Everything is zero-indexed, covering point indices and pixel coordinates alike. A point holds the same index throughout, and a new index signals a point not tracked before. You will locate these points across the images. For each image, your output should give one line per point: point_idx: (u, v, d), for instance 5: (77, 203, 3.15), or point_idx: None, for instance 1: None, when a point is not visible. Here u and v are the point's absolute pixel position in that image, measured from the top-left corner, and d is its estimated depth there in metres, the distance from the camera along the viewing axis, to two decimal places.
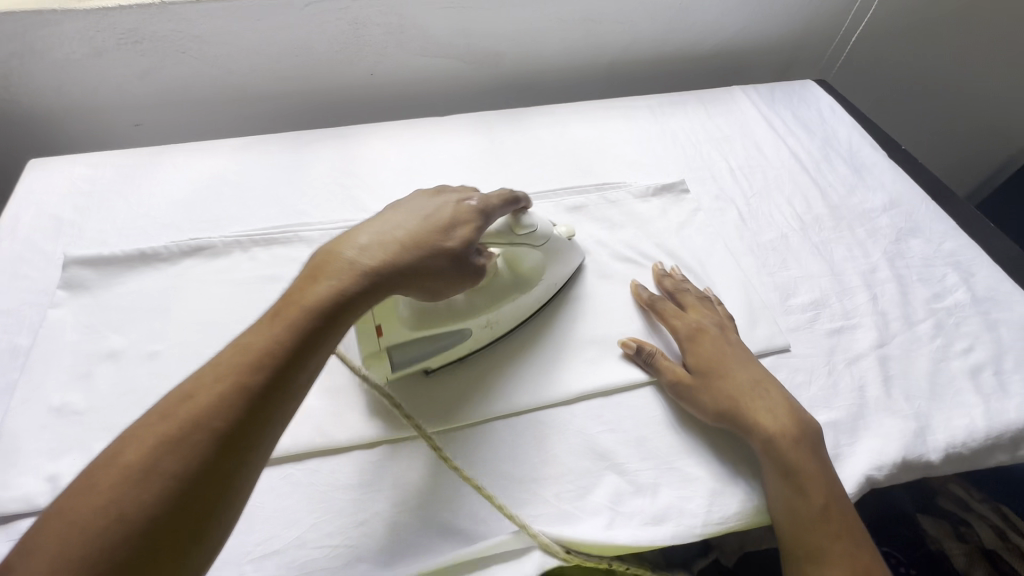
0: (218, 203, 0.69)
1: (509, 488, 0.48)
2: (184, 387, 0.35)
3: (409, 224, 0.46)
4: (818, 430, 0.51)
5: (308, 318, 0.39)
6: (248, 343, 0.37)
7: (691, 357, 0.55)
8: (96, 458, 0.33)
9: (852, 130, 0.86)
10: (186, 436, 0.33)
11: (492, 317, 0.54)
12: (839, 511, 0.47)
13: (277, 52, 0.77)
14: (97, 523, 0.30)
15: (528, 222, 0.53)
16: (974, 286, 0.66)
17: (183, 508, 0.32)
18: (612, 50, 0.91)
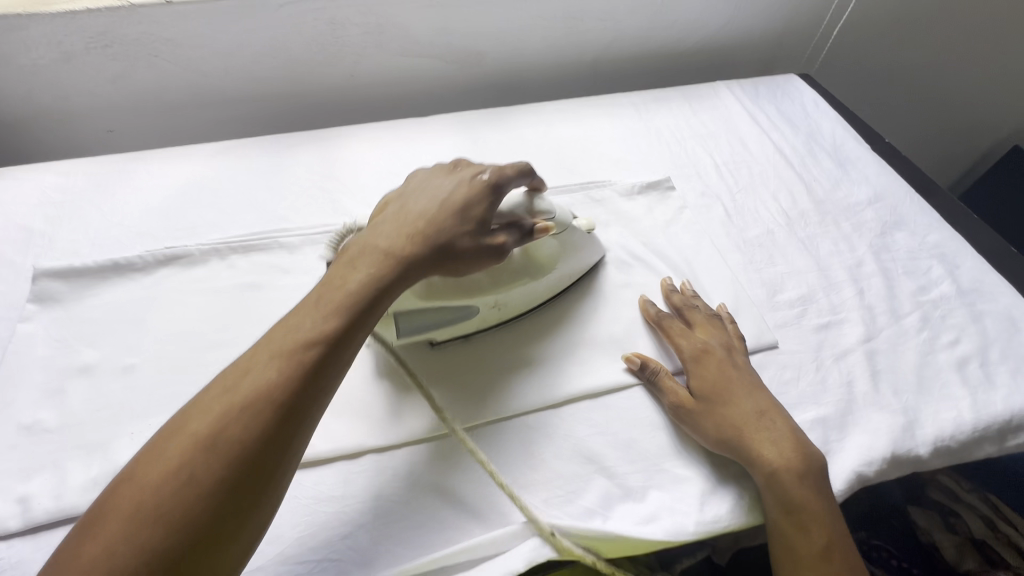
0: (195, 210, 0.67)
1: (496, 496, 0.48)
2: (239, 364, 0.38)
3: (430, 209, 0.49)
4: (824, 462, 0.49)
5: (349, 299, 0.42)
6: (296, 324, 0.40)
7: (698, 377, 0.53)
8: (161, 430, 0.36)
9: (835, 124, 0.86)
10: (249, 407, 0.36)
11: (502, 300, 0.54)
12: (840, 551, 0.45)
13: (253, 54, 0.76)
14: (170, 484, 0.33)
15: (545, 206, 0.55)
16: (959, 278, 0.66)
17: (249, 470, 0.35)
18: (595, 48, 0.90)
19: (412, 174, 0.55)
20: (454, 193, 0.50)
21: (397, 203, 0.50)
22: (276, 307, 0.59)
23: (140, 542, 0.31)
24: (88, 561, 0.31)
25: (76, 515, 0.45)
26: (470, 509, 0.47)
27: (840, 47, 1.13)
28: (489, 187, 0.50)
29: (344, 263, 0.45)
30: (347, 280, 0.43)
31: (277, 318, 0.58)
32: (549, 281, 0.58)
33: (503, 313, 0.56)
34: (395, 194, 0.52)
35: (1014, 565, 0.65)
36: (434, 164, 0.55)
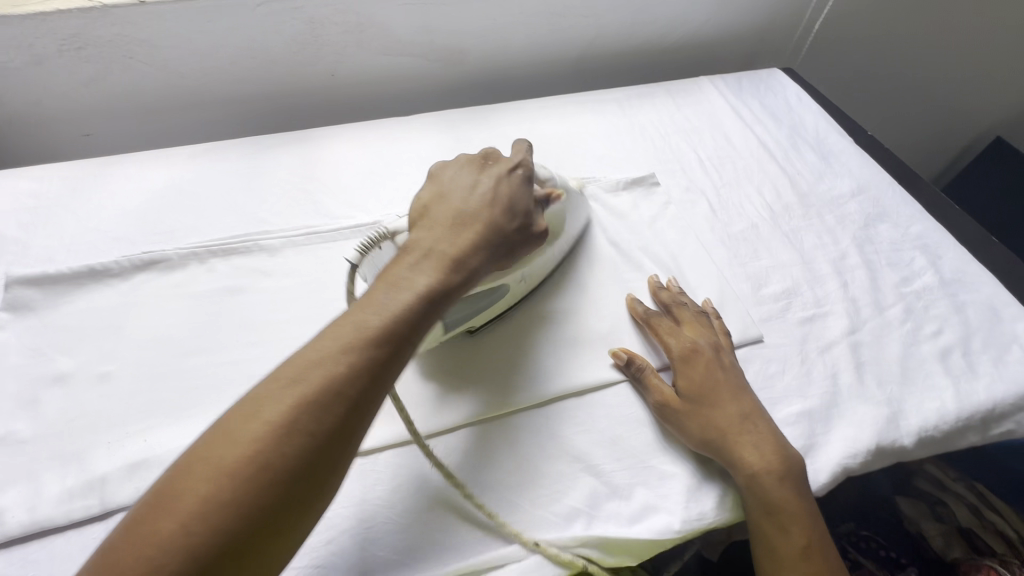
0: (173, 214, 0.66)
1: (482, 498, 0.47)
2: (307, 352, 0.38)
3: (480, 207, 0.50)
4: (803, 463, 0.49)
5: (416, 296, 0.42)
6: (364, 318, 0.40)
7: (685, 377, 0.53)
8: (230, 411, 0.36)
9: (818, 117, 0.86)
10: (324, 399, 0.36)
11: (528, 273, 0.56)
12: (820, 552, 0.46)
13: (231, 54, 0.75)
14: (245, 470, 0.33)
15: (546, 173, 0.59)
16: (942, 268, 0.67)
17: (319, 461, 0.35)
18: (579, 44, 0.90)
19: (444, 167, 0.55)
20: (501, 192, 0.51)
21: (443, 198, 0.51)
22: (257, 311, 0.58)
23: (215, 524, 0.32)
24: (166, 537, 0.31)
25: (52, 528, 0.44)
26: (454, 512, 0.46)
27: (823, 41, 1.14)
28: (523, 183, 0.53)
29: (404, 258, 0.45)
30: (411, 277, 0.44)
31: (258, 322, 0.57)
32: (558, 249, 0.60)
33: (526, 286, 0.58)
34: (436, 186, 0.52)
35: (999, 554, 0.64)
36: (466, 156, 0.56)
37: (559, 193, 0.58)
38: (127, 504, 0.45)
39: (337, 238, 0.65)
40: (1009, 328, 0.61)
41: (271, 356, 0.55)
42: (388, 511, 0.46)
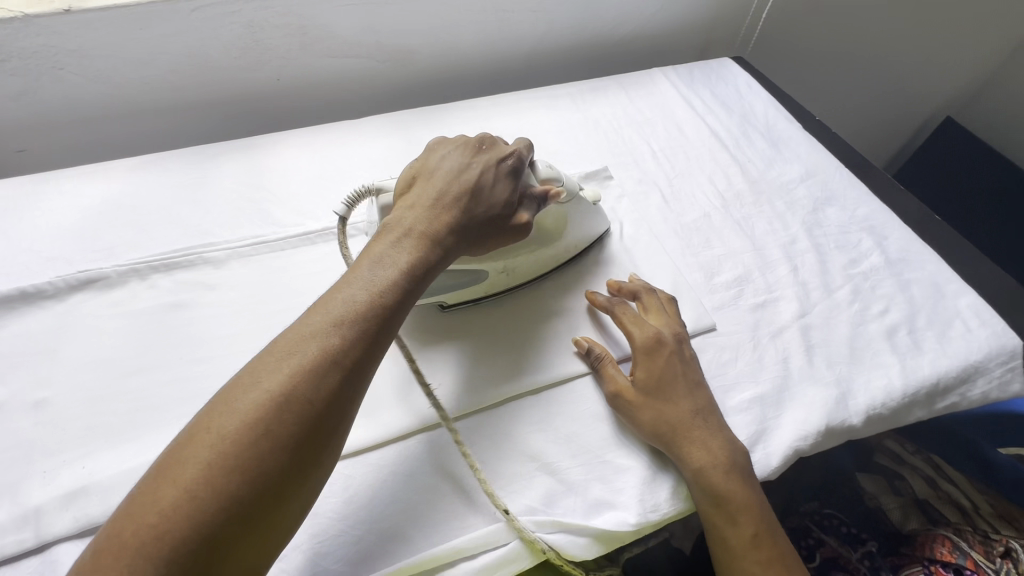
0: (113, 230, 0.64)
1: (437, 503, 0.47)
2: (299, 326, 0.40)
3: (460, 184, 0.51)
4: (747, 454, 0.50)
5: (404, 273, 0.44)
6: (354, 294, 0.42)
7: (642, 368, 0.52)
8: (229, 383, 0.37)
9: (768, 105, 0.87)
10: (321, 368, 0.38)
11: (511, 266, 0.58)
12: (769, 540, 0.47)
13: (169, 62, 0.72)
14: (250, 435, 0.34)
15: (553, 173, 0.58)
16: (887, 249, 0.68)
17: (316, 428, 0.37)
18: (530, 41, 0.89)
19: (438, 145, 0.56)
20: (482, 171, 0.53)
21: (425, 178, 0.52)
22: (201, 326, 0.56)
23: (220, 489, 0.33)
24: (172, 500, 0.32)
25: None
26: (408, 518, 0.45)
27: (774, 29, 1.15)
28: (513, 173, 0.54)
29: (388, 237, 0.47)
30: (396, 254, 0.45)
31: (204, 337, 0.56)
32: (553, 251, 0.61)
33: (511, 280, 0.60)
34: (420, 168, 0.53)
35: (953, 523, 0.67)
36: (460, 138, 0.56)
37: (560, 192, 0.57)
38: (65, 535, 0.44)
39: (284, 246, 0.63)
40: (952, 304, 0.63)
41: (217, 373, 0.53)
42: (341, 521, 0.45)
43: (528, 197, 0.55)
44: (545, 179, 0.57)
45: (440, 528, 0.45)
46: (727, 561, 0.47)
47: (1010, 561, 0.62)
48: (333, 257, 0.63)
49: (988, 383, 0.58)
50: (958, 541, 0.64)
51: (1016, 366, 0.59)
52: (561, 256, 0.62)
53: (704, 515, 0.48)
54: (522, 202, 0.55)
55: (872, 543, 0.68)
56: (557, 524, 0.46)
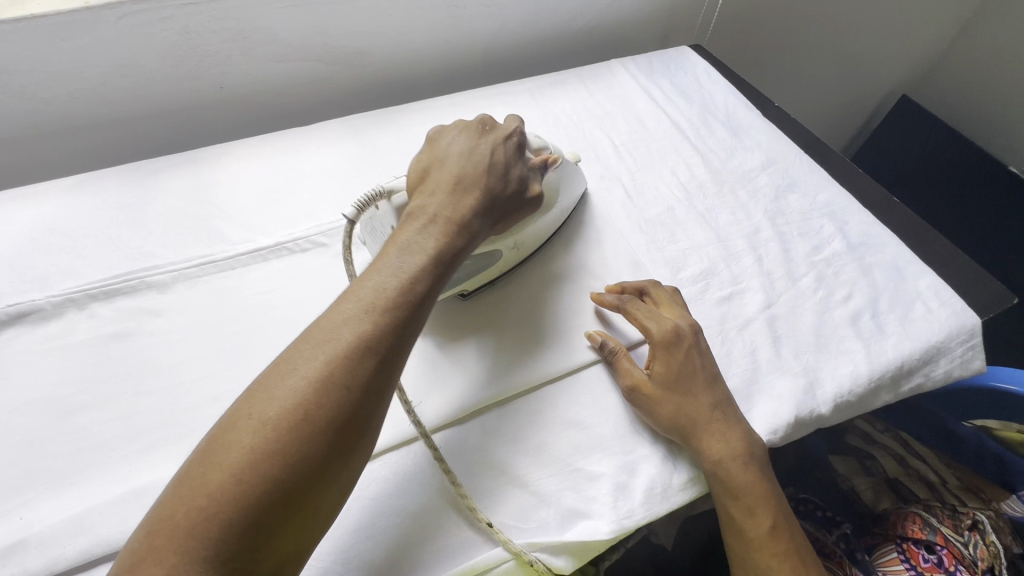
0: (46, 257, 0.60)
1: (403, 527, 0.45)
2: (333, 313, 0.38)
3: (478, 167, 0.50)
4: (765, 446, 0.51)
5: (431, 255, 0.43)
6: (385, 278, 0.40)
7: (660, 363, 0.52)
8: (265, 371, 0.36)
9: (727, 92, 0.86)
10: (358, 354, 0.36)
11: (519, 241, 0.58)
12: (784, 528, 0.48)
13: (99, 73, 0.68)
14: (290, 422, 0.33)
15: (541, 141, 0.59)
16: (849, 233, 0.69)
17: (356, 413, 0.35)
18: (485, 36, 0.87)
19: (441, 132, 0.55)
20: (495, 154, 0.52)
21: (440, 162, 0.51)
22: (146, 356, 0.53)
23: (263, 475, 0.32)
24: (216, 487, 0.31)
25: None
26: (377, 545, 0.44)
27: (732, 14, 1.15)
28: (517, 150, 0.55)
29: (413, 222, 0.45)
30: (422, 238, 0.44)
31: (148, 369, 0.52)
32: (552, 217, 0.61)
33: (519, 255, 0.60)
34: (431, 154, 0.52)
35: (923, 499, 0.68)
36: (461, 122, 0.55)
37: (557, 159, 0.59)
38: None
39: (234, 265, 0.60)
40: (912, 286, 0.64)
41: (164, 406, 0.50)
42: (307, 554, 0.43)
43: (532, 171, 0.56)
44: (537, 149, 0.58)
45: (410, 553, 0.44)
46: (743, 553, 0.48)
47: (977, 534, 0.64)
48: (287, 274, 0.60)
49: (950, 362, 0.59)
50: (928, 517, 0.65)
51: (977, 344, 0.60)
52: (559, 218, 0.63)
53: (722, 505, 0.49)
54: (530, 178, 0.55)
55: (846, 525, 0.68)
56: (532, 544, 0.45)
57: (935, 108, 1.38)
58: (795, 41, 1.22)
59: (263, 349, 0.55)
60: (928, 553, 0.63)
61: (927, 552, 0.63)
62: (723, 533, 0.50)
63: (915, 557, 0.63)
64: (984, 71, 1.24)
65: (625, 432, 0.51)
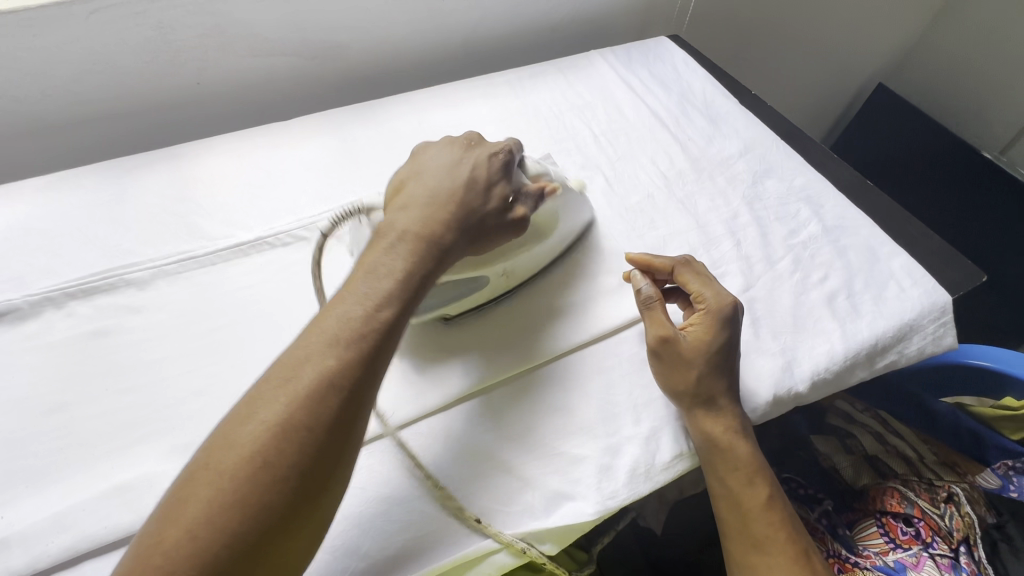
0: (23, 257, 0.59)
1: (390, 513, 0.45)
2: (298, 350, 0.38)
3: (455, 181, 0.49)
4: (747, 419, 0.52)
5: (400, 283, 0.42)
6: (350, 311, 0.40)
7: (699, 328, 0.52)
8: (227, 417, 0.36)
9: (705, 81, 0.87)
10: (319, 395, 0.36)
11: (510, 268, 0.55)
12: (778, 498, 0.50)
13: (72, 71, 0.67)
14: (247, 471, 0.33)
15: (539, 167, 0.58)
16: (824, 217, 0.70)
17: (320, 456, 0.35)
18: (464, 29, 0.87)
19: (426, 148, 0.55)
20: (477, 168, 0.51)
21: (419, 176, 0.51)
22: (126, 353, 0.53)
23: (218, 529, 0.32)
24: (171, 544, 0.31)
25: None
26: (364, 533, 0.44)
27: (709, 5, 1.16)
28: (504, 167, 0.52)
29: (382, 241, 0.45)
30: (393, 263, 0.43)
31: (130, 365, 0.52)
32: (547, 247, 0.59)
33: (509, 282, 0.58)
34: (412, 168, 0.52)
35: (901, 474, 0.70)
36: (447, 139, 0.55)
37: (555, 186, 0.56)
38: None
39: (215, 261, 0.60)
40: (885, 266, 0.65)
41: (145, 402, 0.50)
42: None
43: (524, 193, 0.54)
44: (534, 176, 0.57)
45: (400, 538, 0.45)
46: (739, 524, 0.49)
47: (952, 505, 0.66)
48: (269, 268, 0.60)
49: (923, 339, 0.61)
50: (906, 492, 0.67)
51: (948, 320, 0.61)
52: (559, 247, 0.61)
53: (718, 477, 0.50)
54: (517, 200, 0.53)
55: (827, 501, 0.71)
56: (522, 533, 0.46)
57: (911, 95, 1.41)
58: (773, 31, 1.23)
59: (246, 343, 0.55)
60: (906, 526, 0.65)
61: (905, 525, 0.65)
62: (715, 507, 0.51)
63: (894, 529, 0.65)
64: (957, 58, 1.27)
65: (608, 415, 0.52)
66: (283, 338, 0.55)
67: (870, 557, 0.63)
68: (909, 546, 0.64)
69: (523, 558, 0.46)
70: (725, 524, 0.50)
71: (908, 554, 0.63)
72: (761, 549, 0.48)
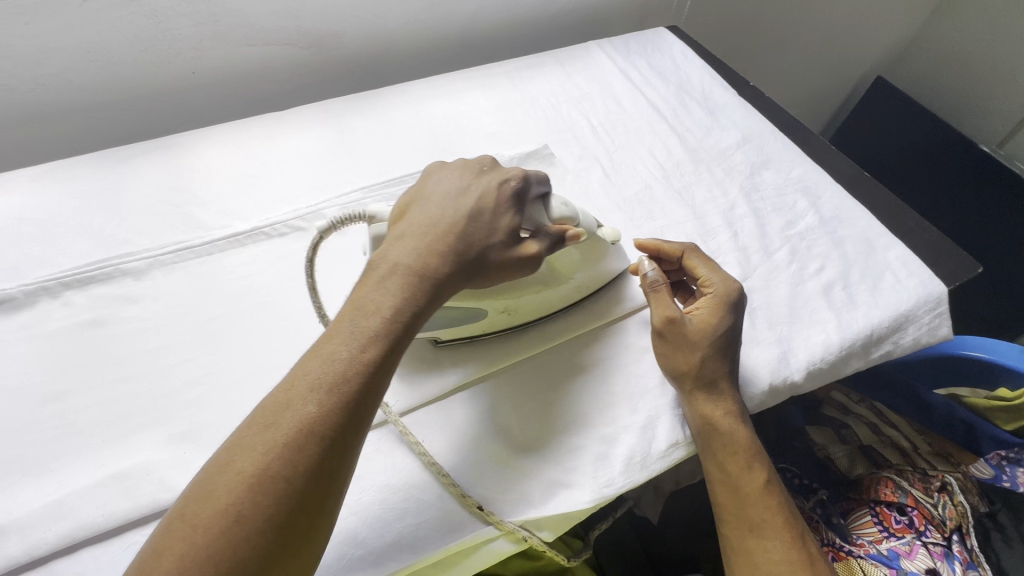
0: (16, 247, 0.59)
1: (387, 501, 0.45)
2: (279, 393, 0.37)
3: (459, 209, 0.47)
4: (744, 404, 0.53)
5: (386, 320, 0.40)
6: (332, 353, 0.38)
7: (705, 311, 0.52)
8: (208, 462, 0.35)
9: (703, 72, 0.87)
10: (297, 445, 0.35)
11: (512, 305, 0.53)
12: (776, 483, 0.50)
13: (64, 59, 0.66)
14: (222, 524, 0.32)
15: (567, 211, 0.52)
16: (822, 208, 0.70)
17: (297, 505, 0.34)
18: (462, 17, 0.86)
19: (438, 168, 0.52)
20: (483, 195, 0.48)
21: (422, 201, 0.48)
22: (123, 342, 0.53)
23: None
24: None
25: None
26: (361, 522, 0.44)
27: None
28: (515, 198, 0.49)
29: (372, 275, 0.43)
30: (382, 298, 0.41)
31: (127, 354, 0.52)
32: (563, 289, 0.55)
33: (511, 321, 0.55)
34: (417, 191, 0.50)
35: (896, 464, 0.71)
36: (459, 160, 0.53)
37: (579, 233, 0.52)
38: None
39: (212, 250, 0.60)
40: (882, 257, 0.65)
41: (142, 391, 0.50)
42: None
43: (539, 231, 0.50)
44: (558, 219, 0.51)
45: (395, 526, 0.45)
46: (736, 508, 0.49)
47: (945, 495, 0.67)
48: (266, 258, 0.60)
49: (918, 329, 0.61)
50: (900, 481, 0.68)
51: (943, 311, 0.61)
52: (581, 288, 0.57)
53: (717, 462, 0.50)
54: (531, 238, 0.50)
55: (822, 491, 0.71)
56: (522, 520, 0.46)
57: (908, 88, 1.41)
58: (771, 23, 1.23)
59: (242, 332, 0.55)
60: (900, 515, 0.66)
61: (899, 514, 0.66)
62: (713, 492, 0.51)
63: (887, 518, 0.66)
64: (956, 50, 1.26)
65: (606, 403, 0.52)
66: (280, 328, 0.55)
67: (863, 545, 0.64)
68: (903, 534, 0.64)
69: (516, 539, 0.46)
70: (722, 509, 0.50)
71: (901, 542, 0.64)
72: (759, 532, 0.48)
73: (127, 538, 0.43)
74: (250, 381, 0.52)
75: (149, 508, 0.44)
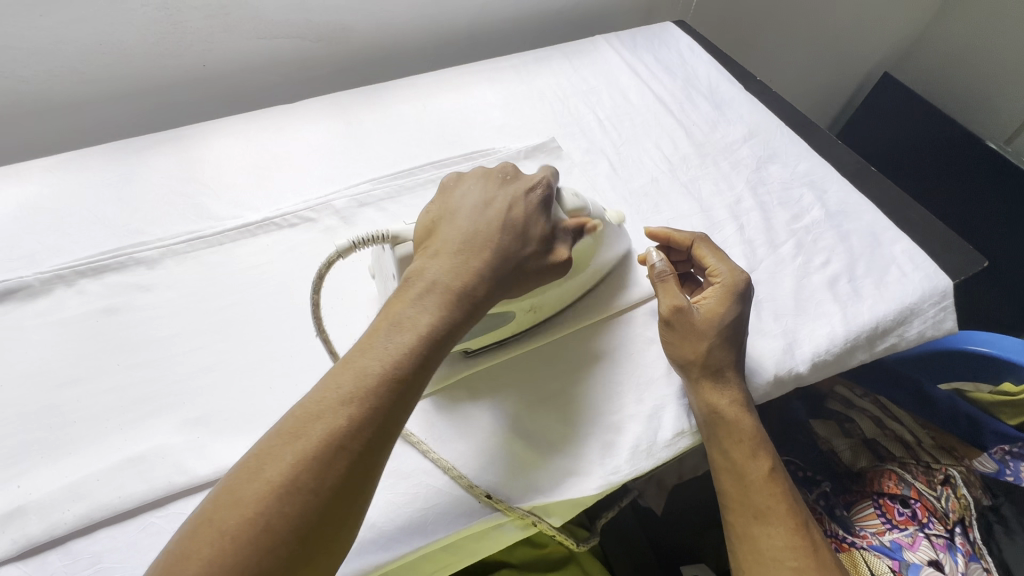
0: (32, 236, 0.60)
1: (397, 486, 0.46)
2: (309, 404, 0.38)
3: (491, 221, 0.47)
4: (750, 394, 0.53)
5: (419, 337, 0.41)
6: (364, 366, 0.39)
7: (712, 300, 0.53)
8: (237, 467, 0.36)
9: (710, 66, 0.87)
10: (326, 458, 0.35)
11: (537, 303, 0.52)
12: (780, 471, 0.51)
13: (77, 50, 0.67)
14: (250, 532, 0.33)
15: (578, 201, 0.54)
16: (827, 202, 0.70)
17: (322, 517, 0.35)
18: (470, 11, 0.87)
19: (459, 179, 0.52)
20: (514, 207, 0.49)
21: (454, 213, 0.49)
22: (136, 330, 0.54)
23: None
24: None
25: None
26: (372, 508, 0.45)
27: None
28: (544, 206, 0.50)
29: (408, 290, 0.43)
30: (415, 314, 0.42)
31: (141, 341, 0.53)
32: (577, 280, 0.56)
33: (535, 317, 0.54)
34: (447, 202, 0.50)
35: (899, 457, 0.71)
36: (488, 168, 0.53)
37: (595, 224, 0.53)
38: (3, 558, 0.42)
39: (223, 240, 0.60)
40: (888, 251, 0.65)
41: (156, 377, 0.51)
42: None
43: (562, 229, 0.51)
44: (573, 210, 0.53)
45: (404, 511, 0.45)
46: (741, 497, 0.50)
47: (949, 488, 0.67)
48: (276, 248, 0.61)
49: (923, 322, 0.61)
50: (903, 473, 0.69)
51: (948, 305, 0.62)
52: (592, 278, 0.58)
53: (722, 450, 0.50)
54: (557, 240, 0.50)
55: (825, 484, 0.72)
56: (529, 505, 0.47)
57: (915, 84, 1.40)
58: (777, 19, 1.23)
59: (253, 320, 0.55)
60: (903, 507, 0.66)
61: (901, 506, 0.67)
62: (717, 481, 0.51)
63: (890, 510, 0.67)
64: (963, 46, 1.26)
65: (612, 391, 0.53)
66: (291, 317, 0.56)
67: (866, 537, 0.65)
68: (906, 526, 0.65)
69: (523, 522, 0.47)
70: (727, 498, 0.51)
71: (903, 534, 0.64)
72: (764, 520, 0.49)
73: (142, 519, 0.44)
74: (261, 368, 0.52)
75: (164, 490, 0.45)
